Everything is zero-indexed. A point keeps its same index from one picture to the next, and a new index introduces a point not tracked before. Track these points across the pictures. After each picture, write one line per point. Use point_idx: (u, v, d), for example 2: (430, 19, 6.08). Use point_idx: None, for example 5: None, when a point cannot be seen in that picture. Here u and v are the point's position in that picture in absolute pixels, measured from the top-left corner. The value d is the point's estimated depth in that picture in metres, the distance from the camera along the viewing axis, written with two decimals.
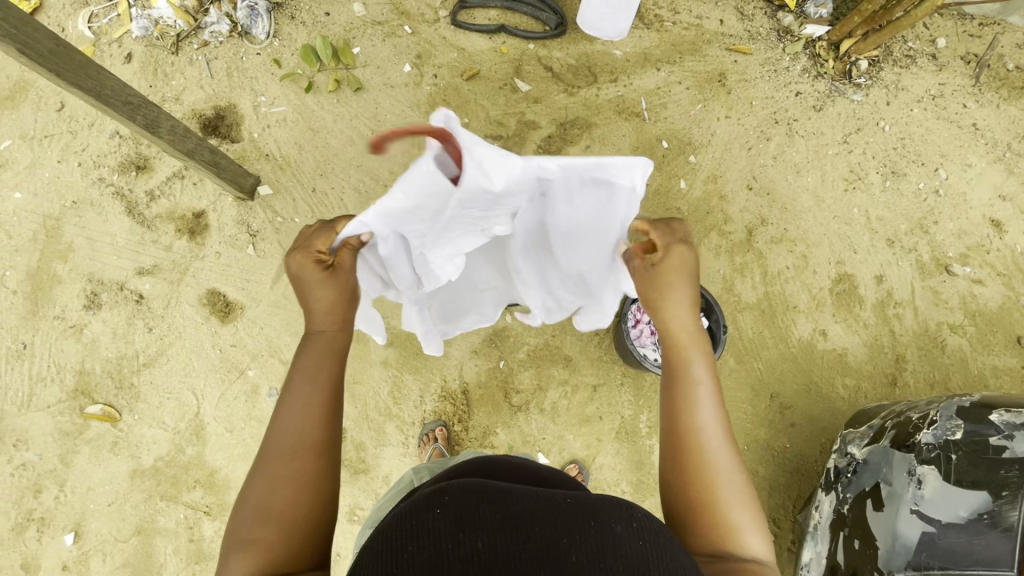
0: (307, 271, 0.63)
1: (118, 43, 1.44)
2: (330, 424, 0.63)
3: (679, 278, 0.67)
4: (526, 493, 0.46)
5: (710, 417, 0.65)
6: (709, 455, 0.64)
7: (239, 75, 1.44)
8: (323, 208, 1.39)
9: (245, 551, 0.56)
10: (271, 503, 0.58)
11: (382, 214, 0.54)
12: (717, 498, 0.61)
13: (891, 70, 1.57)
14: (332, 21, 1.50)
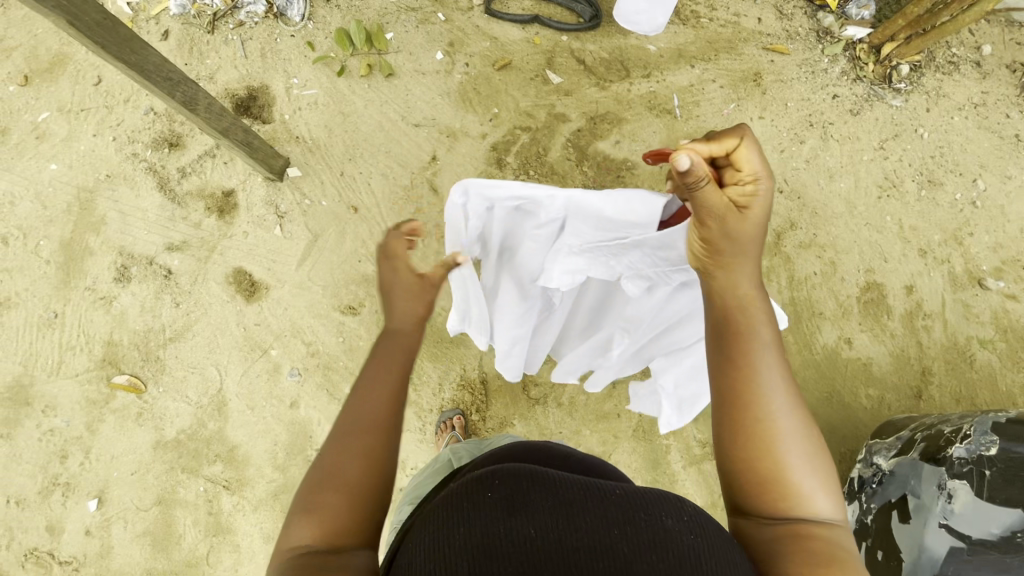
0: (399, 270, 0.67)
1: (156, 20, 1.46)
2: (399, 405, 0.61)
3: (733, 219, 0.62)
4: (576, 484, 0.48)
5: (775, 380, 0.60)
6: (773, 421, 0.58)
7: (273, 57, 1.45)
8: (350, 192, 1.39)
9: (308, 520, 0.53)
10: (339, 472, 0.56)
11: (577, 201, 0.73)
12: (783, 457, 0.57)
13: (933, 76, 1.53)
14: (366, 5, 1.50)
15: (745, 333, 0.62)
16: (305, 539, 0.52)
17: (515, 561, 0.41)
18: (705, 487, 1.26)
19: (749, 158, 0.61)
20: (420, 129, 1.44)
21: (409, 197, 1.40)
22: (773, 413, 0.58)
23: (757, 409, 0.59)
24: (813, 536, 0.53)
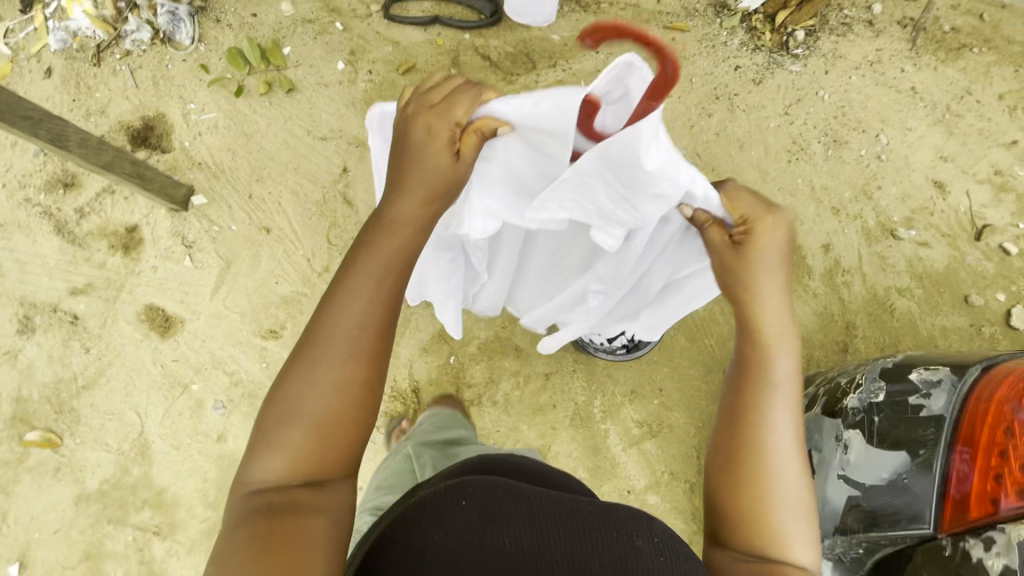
0: (432, 139, 0.59)
1: (36, 58, 1.38)
2: (381, 336, 0.63)
3: (733, 271, 0.65)
4: (544, 495, 0.50)
5: (783, 425, 0.66)
6: (767, 465, 0.65)
7: (166, 84, 1.40)
8: (261, 214, 1.35)
9: (277, 453, 0.57)
10: (306, 405, 0.59)
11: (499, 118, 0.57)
12: (769, 498, 0.64)
13: (828, 38, 1.57)
14: (260, 22, 1.47)
15: (760, 374, 0.67)
16: (269, 468, 0.57)
17: (492, 566, 0.44)
18: (647, 466, 1.27)
19: (745, 205, 0.62)
20: (328, 142, 1.41)
21: (322, 212, 1.37)
22: (772, 456, 0.65)
23: (756, 449, 0.66)
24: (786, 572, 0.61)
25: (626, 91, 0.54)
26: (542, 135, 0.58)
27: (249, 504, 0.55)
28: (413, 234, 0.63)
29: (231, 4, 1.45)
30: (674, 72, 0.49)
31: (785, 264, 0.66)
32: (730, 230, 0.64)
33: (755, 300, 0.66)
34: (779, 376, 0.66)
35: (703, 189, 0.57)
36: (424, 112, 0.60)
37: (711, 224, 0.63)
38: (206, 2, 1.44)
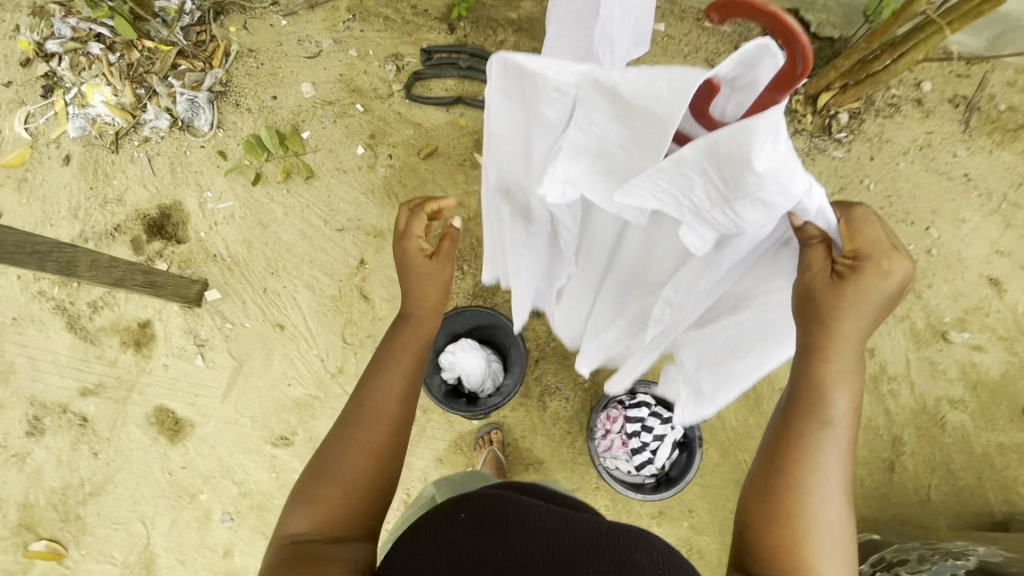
0: (417, 264, 0.80)
1: (56, 144, 1.36)
2: (404, 400, 0.75)
3: (829, 294, 0.54)
4: (553, 513, 0.51)
5: (831, 462, 0.59)
6: (812, 502, 0.58)
7: (183, 171, 1.37)
8: (275, 310, 1.31)
9: (303, 508, 0.66)
10: (341, 465, 0.69)
11: (591, 78, 0.49)
12: (810, 543, 0.57)
13: (874, 121, 1.47)
14: (280, 104, 1.43)
15: (817, 407, 0.59)
16: (301, 521, 0.65)
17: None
18: None
19: (868, 240, 0.53)
20: (345, 234, 1.36)
21: (338, 309, 1.31)
22: (812, 493, 0.58)
23: (804, 484, 0.59)
24: None
25: (752, 73, 0.46)
26: (639, 116, 0.48)
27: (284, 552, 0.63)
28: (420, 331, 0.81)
29: (250, 88, 1.42)
30: (805, 69, 0.43)
31: (878, 315, 0.55)
32: (834, 257, 0.54)
33: (838, 335, 0.56)
34: (837, 414, 0.59)
35: (818, 204, 0.48)
36: (420, 231, 0.79)
37: (817, 242, 0.53)
38: (226, 86, 1.41)
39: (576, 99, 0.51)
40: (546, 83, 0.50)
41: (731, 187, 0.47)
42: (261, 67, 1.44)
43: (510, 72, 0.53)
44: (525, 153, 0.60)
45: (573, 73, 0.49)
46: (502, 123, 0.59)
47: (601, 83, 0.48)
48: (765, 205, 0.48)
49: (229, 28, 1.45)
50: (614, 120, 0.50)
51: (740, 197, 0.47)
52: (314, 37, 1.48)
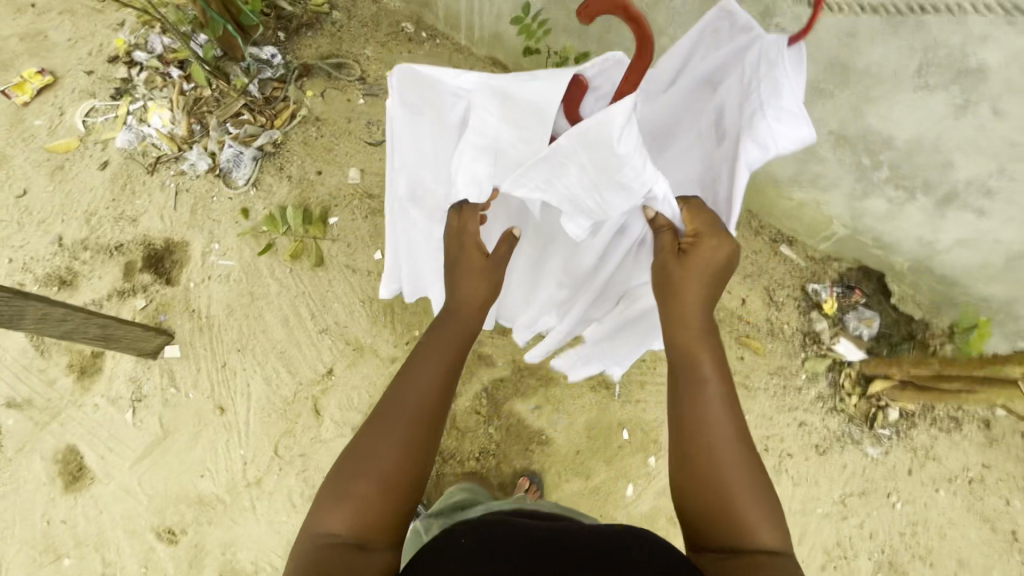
0: (470, 259, 0.72)
1: (101, 146, 1.37)
2: (444, 396, 0.66)
3: (674, 267, 0.60)
4: (531, 537, 0.61)
5: (717, 414, 0.60)
6: (717, 456, 0.58)
7: (203, 215, 1.35)
8: (225, 390, 1.24)
9: (341, 504, 0.59)
10: (378, 456, 0.61)
11: (483, 79, 0.61)
12: (731, 489, 0.57)
13: (926, 429, 1.29)
14: (321, 181, 1.40)
15: (689, 375, 0.62)
16: (335, 524, 0.58)
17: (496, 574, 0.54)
18: None
19: (699, 220, 0.60)
20: (325, 337, 1.29)
21: (284, 414, 1.23)
22: (717, 450, 0.58)
23: (704, 444, 0.59)
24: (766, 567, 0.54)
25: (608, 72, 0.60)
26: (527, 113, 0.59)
27: (316, 555, 0.56)
28: (468, 322, 0.72)
29: (300, 156, 1.40)
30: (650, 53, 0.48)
31: (721, 276, 0.61)
32: (680, 238, 0.61)
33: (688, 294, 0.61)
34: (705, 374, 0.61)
35: (663, 192, 0.56)
36: (475, 232, 0.71)
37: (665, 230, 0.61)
38: (278, 148, 1.39)
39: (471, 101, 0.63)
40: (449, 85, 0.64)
41: (599, 171, 0.56)
42: (319, 139, 1.42)
43: (417, 80, 0.67)
44: (429, 154, 0.73)
45: (468, 80, 0.62)
46: (408, 125, 0.72)
47: (491, 86, 0.60)
48: (624, 185, 0.56)
49: (307, 91, 1.44)
50: (505, 122, 0.61)
51: (604, 176, 0.56)
52: (383, 126, 1.46)
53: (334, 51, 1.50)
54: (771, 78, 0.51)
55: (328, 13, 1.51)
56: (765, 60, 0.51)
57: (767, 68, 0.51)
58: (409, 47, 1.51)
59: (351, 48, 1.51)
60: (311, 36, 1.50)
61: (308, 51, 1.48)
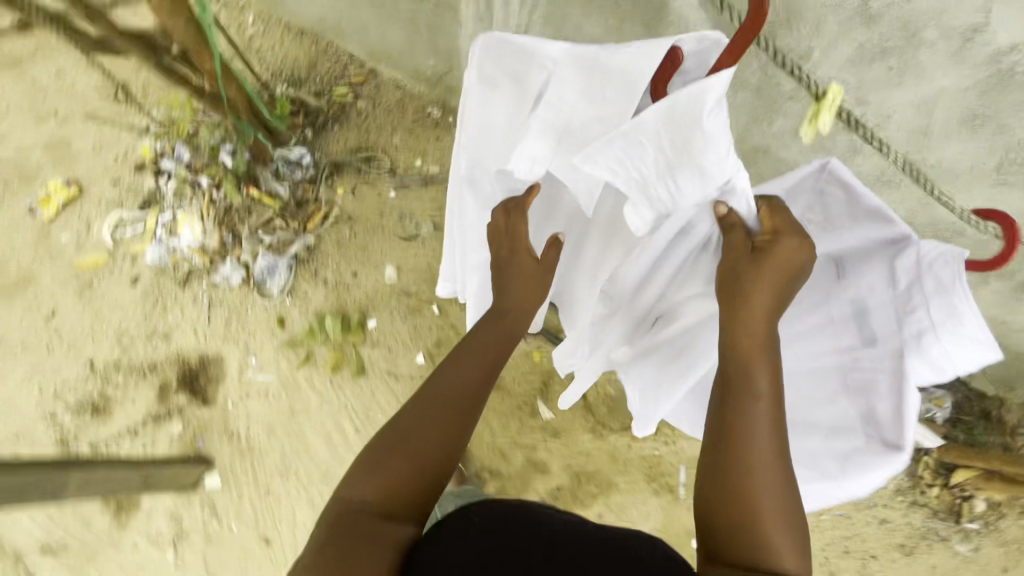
0: (519, 257, 0.72)
1: (131, 260, 1.34)
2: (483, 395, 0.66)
3: (745, 266, 0.55)
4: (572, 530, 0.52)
5: (765, 428, 0.53)
6: (759, 466, 0.52)
7: (237, 327, 1.30)
8: (270, 517, 1.22)
9: (371, 475, 0.58)
10: (414, 439, 0.60)
11: (572, 49, 0.58)
12: (763, 500, 0.51)
13: (1015, 520, 1.21)
14: (357, 283, 1.35)
15: (744, 383, 0.54)
16: (364, 490, 0.57)
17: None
18: None
19: (781, 217, 0.56)
20: None
21: None
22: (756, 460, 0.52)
23: (750, 452, 0.52)
24: None
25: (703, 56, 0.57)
26: (613, 86, 0.56)
27: (337, 522, 0.55)
28: (507, 326, 0.71)
29: (334, 259, 1.35)
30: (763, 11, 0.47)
31: (791, 288, 0.56)
32: (755, 237, 0.56)
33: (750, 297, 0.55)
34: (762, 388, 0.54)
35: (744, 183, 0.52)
36: (525, 235, 0.72)
37: (737, 223, 0.56)
38: (312, 252, 1.35)
39: (553, 71, 0.60)
40: (535, 54, 0.60)
41: (674, 151, 0.51)
42: (353, 238, 1.37)
43: (497, 47, 0.63)
44: (490, 131, 0.69)
45: (557, 48, 0.58)
46: (473, 98, 0.68)
47: (580, 56, 0.57)
48: (703, 173, 0.51)
49: (338, 189, 1.40)
50: (585, 96, 0.59)
51: (681, 161, 0.51)
52: (416, 217, 1.40)
53: (363, 143, 1.46)
54: (949, 302, 0.52)
55: (353, 103, 1.49)
56: (934, 277, 0.52)
57: (937, 287, 0.52)
58: (437, 133, 1.46)
59: (379, 137, 1.47)
60: (337, 129, 1.47)
61: (337, 146, 1.46)
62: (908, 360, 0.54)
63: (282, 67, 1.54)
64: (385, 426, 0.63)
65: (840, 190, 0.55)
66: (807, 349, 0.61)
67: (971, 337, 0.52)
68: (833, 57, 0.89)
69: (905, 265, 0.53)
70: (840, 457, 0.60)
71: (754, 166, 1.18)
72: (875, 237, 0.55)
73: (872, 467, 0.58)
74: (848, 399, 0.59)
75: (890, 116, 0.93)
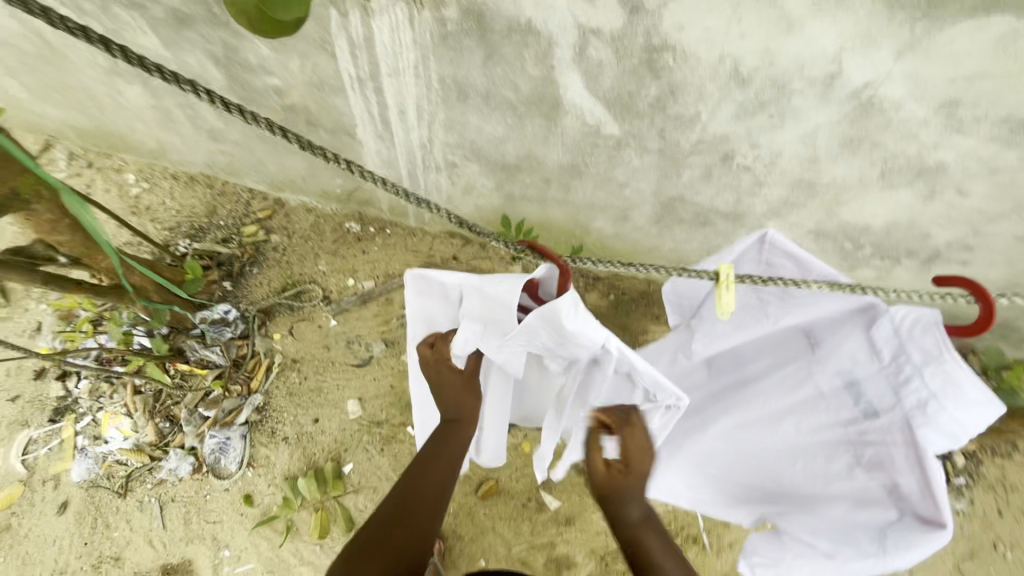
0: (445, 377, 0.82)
1: (54, 483, 1.24)
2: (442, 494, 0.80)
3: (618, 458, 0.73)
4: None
5: (665, 557, 0.73)
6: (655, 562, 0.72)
7: (198, 519, 1.24)
8: None
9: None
10: (385, 544, 0.74)
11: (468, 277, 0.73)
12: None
13: (994, 463, 1.30)
14: (321, 428, 1.28)
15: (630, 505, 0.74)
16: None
17: None
18: None
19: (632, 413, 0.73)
20: None
21: None
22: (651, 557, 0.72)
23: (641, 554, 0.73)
24: None
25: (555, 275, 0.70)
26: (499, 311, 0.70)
27: None
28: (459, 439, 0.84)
29: (289, 412, 1.29)
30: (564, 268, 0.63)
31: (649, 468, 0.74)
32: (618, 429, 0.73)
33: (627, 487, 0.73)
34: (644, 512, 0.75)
35: (617, 345, 0.64)
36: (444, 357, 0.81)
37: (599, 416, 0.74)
38: (263, 414, 1.28)
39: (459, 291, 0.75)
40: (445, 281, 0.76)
41: (561, 343, 0.68)
42: (305, 383, 1.30)
43: (420, 278, 0.78)
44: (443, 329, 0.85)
45: (455, 277, 0.74)
46: (418, 311, 0.84)
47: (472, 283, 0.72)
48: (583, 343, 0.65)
49: (274, 335, 1.32)
50: (485, 308, 0.72)
51: (569, 342, 0.66)
52: (365, 339, 1.33)
53: (288, 279, 1.36)
54: (941, 369, 0.55)
55: (267, 240, 1.38)
56: (920, 346, 0.57)
57: (925, 356, 0.56)
58: (362, 246, 1.37)
59: (303, 268, 1.36)
60: (257, 272, 1.37)
61: (262, 290, 1.35)
62: (917, 428, 0.57)
63: (177, 221, 1.42)
64: (356, 544, 0.74)
65: (787, 260, 0.69)
66: (809, 422, 0.70)
67: (974, 400, 0.54)
68: (720, 115, 0.96)
69: (886, 332, 0.60)
70: (879, 534, 0.60)
71: (674, 213, 1.25)
72: (853, 310, 0.65)
73: (911, 543, 0.57)
74: (865, 474, 0.64)
75: (781, 152, 1.01)
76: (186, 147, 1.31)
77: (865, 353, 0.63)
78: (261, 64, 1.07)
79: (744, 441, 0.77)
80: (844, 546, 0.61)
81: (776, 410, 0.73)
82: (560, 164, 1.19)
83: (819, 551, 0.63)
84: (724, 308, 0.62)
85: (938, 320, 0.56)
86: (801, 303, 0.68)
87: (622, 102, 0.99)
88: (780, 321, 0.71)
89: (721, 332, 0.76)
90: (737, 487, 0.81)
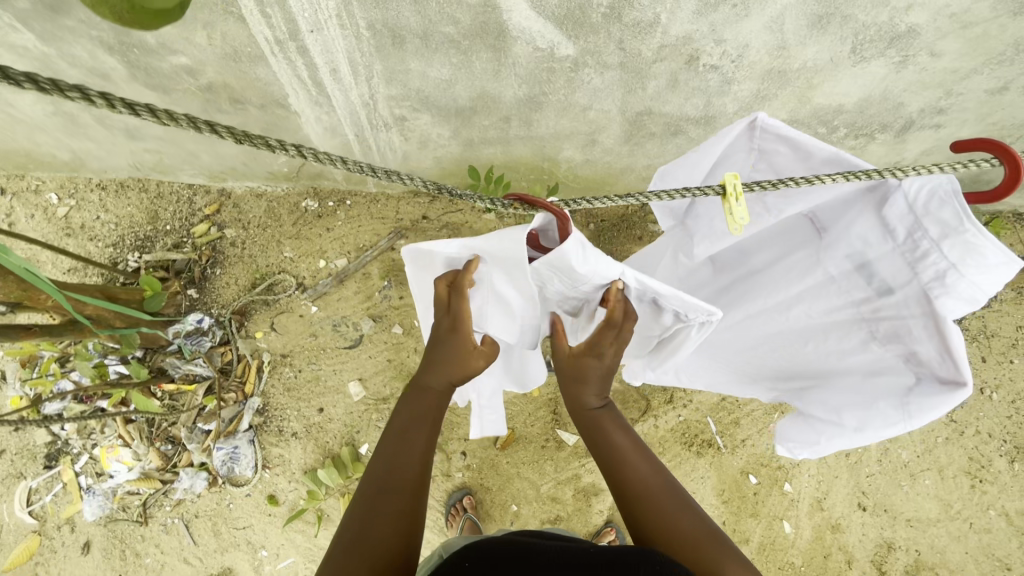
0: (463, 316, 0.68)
1: (69, 526, 1.23)
2: (425, 463, 0.67)
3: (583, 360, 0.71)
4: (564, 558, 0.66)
5: (633, 456, 0.70)
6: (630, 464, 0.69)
7: (227, 529, 1.25)
8: None
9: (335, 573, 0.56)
10: (373, 530, 0.59)
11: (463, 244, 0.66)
12: (645, 481, 0.67)
13: None
14: (328, 417, 1.27)
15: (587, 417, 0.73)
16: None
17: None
18: None
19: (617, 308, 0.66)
20: None
21: None
22: (623, 462, 0.69)
23: (618, 461, 0.70)
24: (716, 547, 0.62)
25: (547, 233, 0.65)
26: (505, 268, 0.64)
27: None
28: (434, 400, 0.72)
29: (291, 407, 1.26)
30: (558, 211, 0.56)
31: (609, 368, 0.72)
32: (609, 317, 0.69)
33: (588, 375, 0.71)
34: (602, 419, 0.72)
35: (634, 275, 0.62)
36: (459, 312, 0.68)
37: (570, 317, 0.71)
38: (266, 415, 1.26)
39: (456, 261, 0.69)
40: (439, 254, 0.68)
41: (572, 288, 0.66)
42: (299, 375, 1.27)
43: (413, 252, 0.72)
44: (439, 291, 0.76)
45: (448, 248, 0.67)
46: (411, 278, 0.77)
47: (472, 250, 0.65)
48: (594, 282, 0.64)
49: (256, 334, 1.27)
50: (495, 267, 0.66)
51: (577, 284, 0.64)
52: (351, 320, 1.28)
53: (256, 274, 1.28)
54: (961, 240, 0.53)
55: (221, 236, 1.28)
56: (936, 219, 0.55)
57: (942, 228, 0.55)
58: (323, 224, 1.28)
59: (268, 260, 1.28)
60: (220, 273, 1.28)
61: (230, 291, 1.27)
62: (936, 299, 0.57)
63: (119, 234, 1.30)
64: (342, 530, 0.61)
65: (785, 146, 0.68)
66: (821, 306, 0.72)
67: (995, 263, 0.52)
68: (681, 13, 0.88)
69: (899, 210, 0.58)
70: (901, 400, 0.64)
71: (644, 128, 1.18)
72: (864, 189, 0.63)
73: (933, 404, 0.61)
74: (882, 346, 0.67)
75: (748, 44, 0.94)
76: (106, 152, 1.17)
77: (877, 233, 0.62)
78: (161, 44, 0.93)
79: (764, 327, 0.78)
80: (870, 416, 0.67)
81: (786, 298, 0.75)
82: (517, 99, 1.10)
83: (849, 426, 0.68)
84: (736, 222, 0.60)
85: (957, 188, 0.53)
86: (803, 194, 0.66)
87: (574, 18, 0.90)
88: (786, 213, 0.68)
89: (721, 233, 0.74)
90: (761, 370, 0.84)
